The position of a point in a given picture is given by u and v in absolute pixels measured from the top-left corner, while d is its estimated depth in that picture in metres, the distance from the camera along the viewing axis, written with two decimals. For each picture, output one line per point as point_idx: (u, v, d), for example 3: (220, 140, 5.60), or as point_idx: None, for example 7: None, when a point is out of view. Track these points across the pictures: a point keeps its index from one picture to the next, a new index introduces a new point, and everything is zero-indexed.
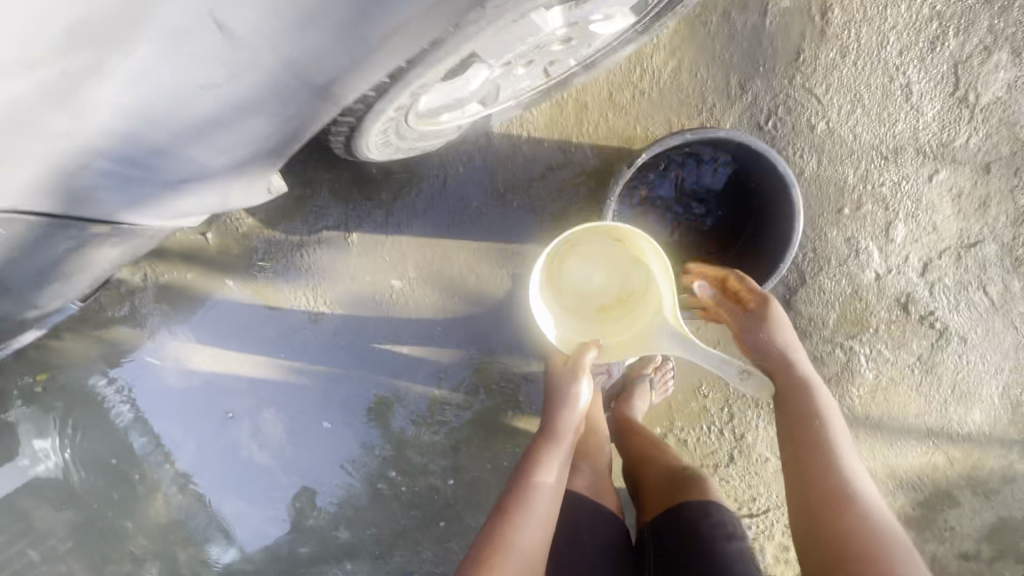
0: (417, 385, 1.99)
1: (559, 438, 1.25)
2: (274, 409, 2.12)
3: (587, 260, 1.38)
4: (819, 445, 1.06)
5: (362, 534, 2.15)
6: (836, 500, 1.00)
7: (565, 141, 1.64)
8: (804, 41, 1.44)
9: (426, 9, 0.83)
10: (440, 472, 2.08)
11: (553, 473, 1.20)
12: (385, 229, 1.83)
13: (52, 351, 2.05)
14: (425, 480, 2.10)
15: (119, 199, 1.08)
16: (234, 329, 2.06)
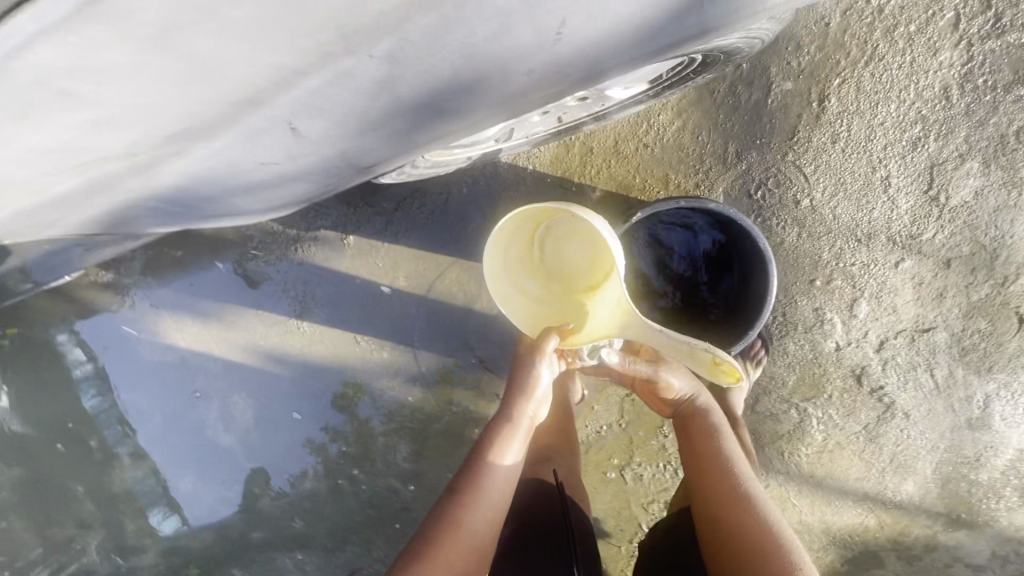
0: (390, 390, 2.03)
1: (517, 424, 1.32)
2: (245, 394, 2.16)
3: (566, 238, 1.28)
4: (725, 468, 1.35)
5: (318, 525, 2.26)
6: (737, 503, 1.27)
7: (567, 179, 1.71)
8: (801, 122, 1.54)
9: (480, 107, 1.03)
10: (402, 476, 2.13)
11: (503, 453, 1.29)
12: (382, 237, 1.87)
13: (33, 309, 2.07)
14: (386, 481, 2.15)
15: (172, 216, 1.34)
16: (215, 311, 2.08)
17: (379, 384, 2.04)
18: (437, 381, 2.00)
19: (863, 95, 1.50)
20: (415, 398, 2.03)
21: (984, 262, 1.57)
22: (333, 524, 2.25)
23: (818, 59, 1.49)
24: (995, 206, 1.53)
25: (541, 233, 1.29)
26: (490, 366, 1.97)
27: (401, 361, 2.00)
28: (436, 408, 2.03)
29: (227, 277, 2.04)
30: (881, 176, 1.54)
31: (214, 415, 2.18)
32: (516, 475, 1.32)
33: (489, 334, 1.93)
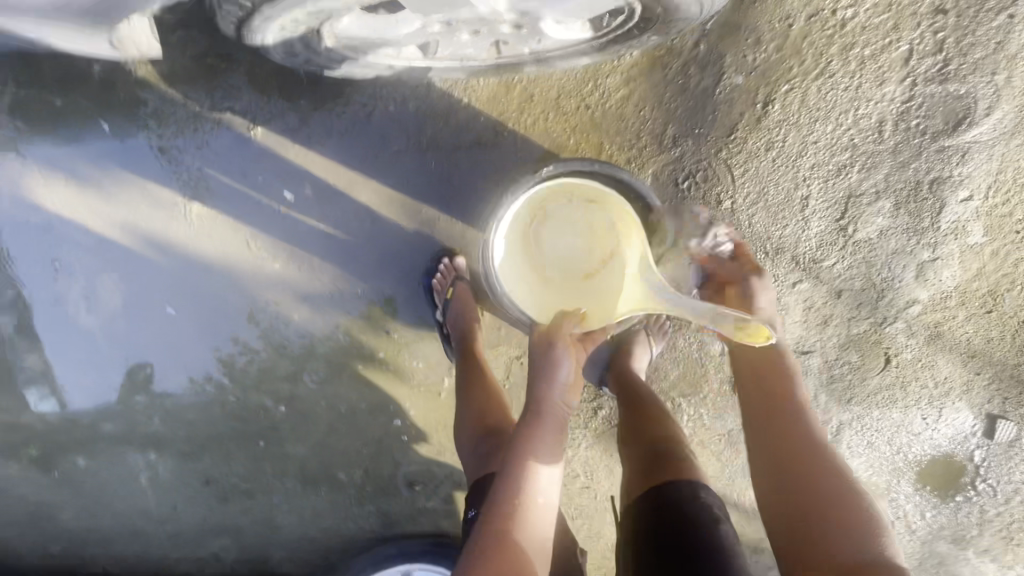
0: (277, 303, 1.91)
1: (541, 419, 1.19)
2: (116, 277, 1.96)
3: (564, 228, 1.44)
4: (809, 443, 1.23)
5: (174, 429, 2.10)
6: (821, 485, 1.16)
7: (500, 122, 1.61)
8: (741, 120, 1.50)
9: None
10: (274, 395, 2.02)
11: (536, 457, 1.19)
12: (295, 137, 1.72)
13: None
14: (256, 397, 2.03)
15: None
16: (96, 178, 1.85)
17: (266, 295, 1.91)
18: (329, 305, 1.89)
19: (805, 108, 1.48)
20: (302, 318, 1.91)
21: (870, 300, 1.63)
22: (193, 431, 2.11)
23: (773, 59, 1.45)
24: (893, 249, 1.57)
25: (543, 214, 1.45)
26: (386, 301, 1.87)
27: (294, 275, 1.87)
28: (322, 332, 1.92)
29: (114, 143, 1.81)
30: (801, 194, 1.55)
31: (77, 292, 1.98)
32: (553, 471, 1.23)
33: (391, 267, 1.83)
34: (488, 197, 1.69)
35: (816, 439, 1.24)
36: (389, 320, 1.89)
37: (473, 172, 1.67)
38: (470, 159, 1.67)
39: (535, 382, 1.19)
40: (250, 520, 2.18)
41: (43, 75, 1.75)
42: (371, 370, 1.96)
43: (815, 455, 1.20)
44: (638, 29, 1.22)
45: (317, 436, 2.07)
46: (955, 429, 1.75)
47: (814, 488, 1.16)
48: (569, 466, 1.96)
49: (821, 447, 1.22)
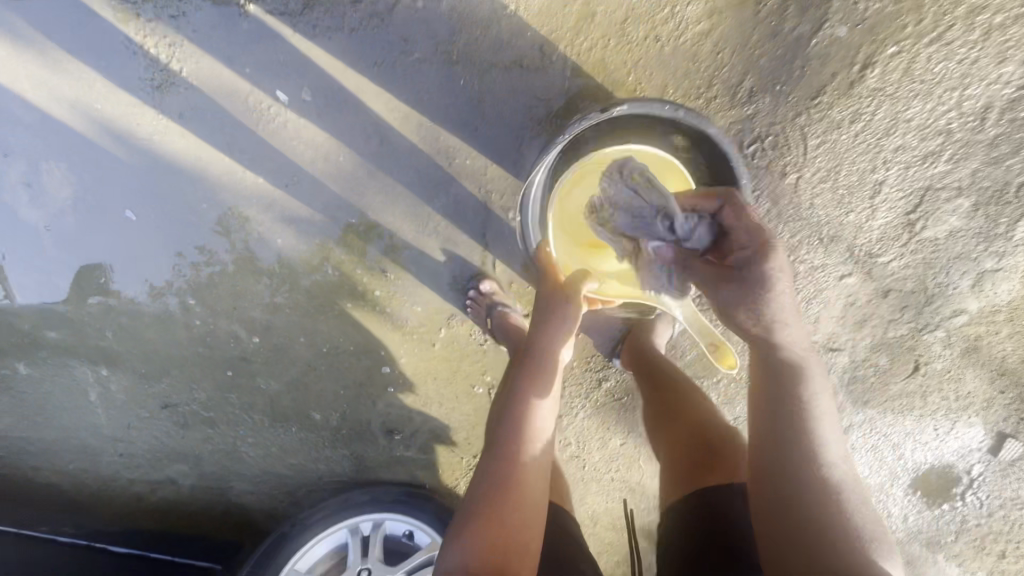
0: (258, 222, 1.66)
1: (547, 365, 1.19)
2: (64, 166, 1.66)
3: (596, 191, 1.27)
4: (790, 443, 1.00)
5: (128, 347, 1.85)
6: (796, 496, 0.96)
7: (549, 42, 1.36)
8: (832, 82, 1.28)
9: None
10: (249, 323, 1.80)
11: (543, 417, 1.13)
12: (301, 22, 1.46)
13: None
14: (227, 324, 1.81)
15: None
16: (49, 44, 1.55)
17: (245, 210, 1.64)
18: (318, 232, 1.64)
19: (908, 79, 1.26)
20: (286, 243, 1.67)
21: (916, 304, 1.50)
22: (150, 352, 1.86)
23: (887, 12, 1.22)
24: (958, 252, 1.43)
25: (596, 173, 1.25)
26: (384, 237, 1.63)
27: (280, 192, 1.61)
28: (308, 261, 1.69)
29: (69, 4, 1.53)
30: (877, 178, 1.36)
31: (17, 177, 1.67)
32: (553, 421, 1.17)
33: (396, 197, 1.58)
34: (521, 132, 1.45)
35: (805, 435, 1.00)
36: (385, 259, 1.66)
37: (507, 98, 1.42)
38: (507, 83, 1.41)
39: (541, 336, 1.22)
40: (210, 449, 1.95)
41: None
42: (361, 309, 1.75)
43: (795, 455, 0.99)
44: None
45: (293, 373, 1.86)
46: (962, 442, 1.70)
47: (793, 497, 0.97)
48: (562, 435, 1.84)
49: (809, 443, 1.00)
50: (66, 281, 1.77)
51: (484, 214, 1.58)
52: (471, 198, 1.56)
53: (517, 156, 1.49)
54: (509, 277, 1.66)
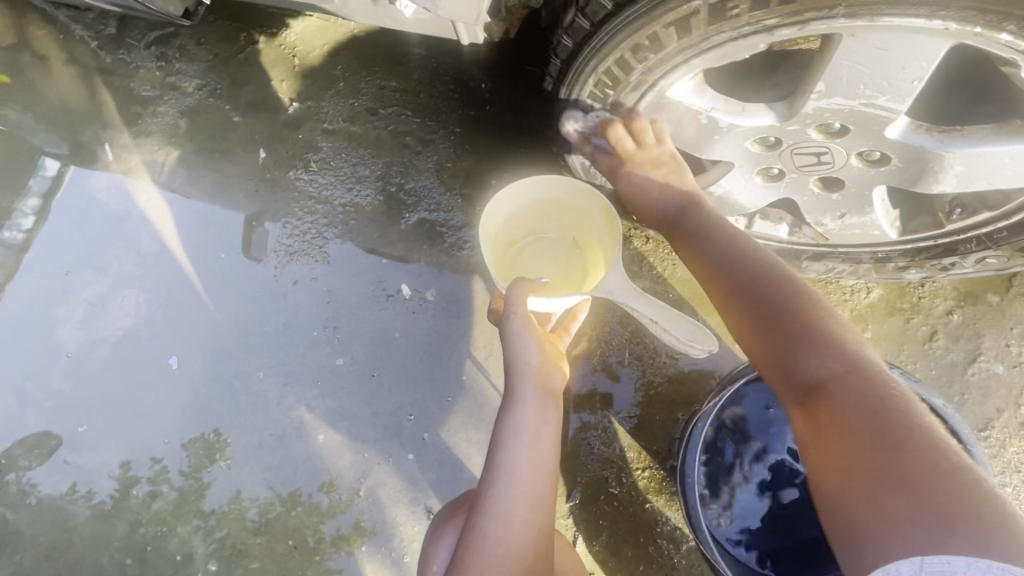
0: (225, 460, 1.46)
1: (518, 395, 0.95)
2: (142, 300, 1.58)
3: (545, 255, 1.24)
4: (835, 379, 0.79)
5: (60, 528, 1.47)
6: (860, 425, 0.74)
7: (691, 309, 1.34)
8: (998, 417, 1.19)
9: None
10: (206, 542, 1.43)
11: (527, 449, 0.92)
12: (446, 233, 1.51)
13: (58, 76, 1.75)
14: (174, 538, 1.44)
15: None
16: (203, 197, 1.64)
17: (303, 391, 1.46)
18: (371, 438, 1.42)
19: None
20: (328, 441, 1.43)
21: None
22: (55, 550, 1.46)
23: None
24: None
25: (516, 248, 1.23)
26: (444, 468, 1.39)
27: (356, 381, 1.45)
28: (340, 474, 1.42)
29: (239, 173, 1.64)
30: None
31: (86, 296, 1.59)
32: (541, 456, 0.92)
33: (479, 420, 1.41)
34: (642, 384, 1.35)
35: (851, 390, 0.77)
36: (437, 494, 1.39)
37: (620, 337, 1.32)
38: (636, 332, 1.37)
39: (511, 361, 0.97)
40: None
41: (235, 91, 1.69)
42: (373, 561, 1.38)
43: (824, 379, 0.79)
44: (982, 241, 0.96)
45: None
46: None
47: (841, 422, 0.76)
48: None
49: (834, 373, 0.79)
50: (67, 426, 1.52)
51: (577, 470, 1.27)
52: (568, 443, 1.28)
53: (638, 410, 1.29)
54: (591, 567, 1.25)
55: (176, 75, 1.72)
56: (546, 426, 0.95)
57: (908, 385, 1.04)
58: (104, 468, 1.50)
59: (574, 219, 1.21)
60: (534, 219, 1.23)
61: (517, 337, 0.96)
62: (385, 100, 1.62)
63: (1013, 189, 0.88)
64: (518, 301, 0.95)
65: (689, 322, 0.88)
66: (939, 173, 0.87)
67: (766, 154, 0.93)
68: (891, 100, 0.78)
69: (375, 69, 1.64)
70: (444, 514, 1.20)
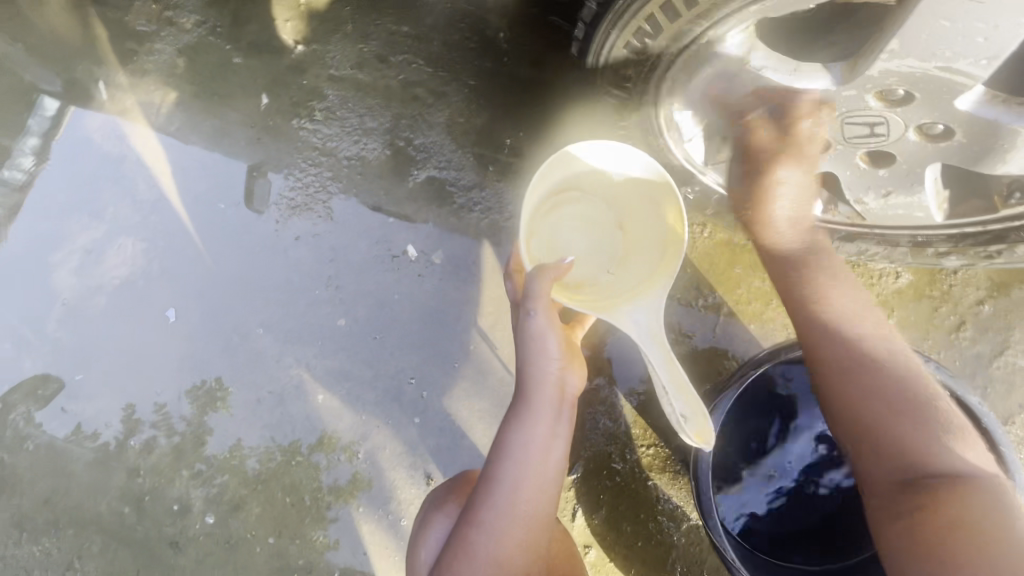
0: (227, 409, 1.44)
1: (528, 399, 0.93)
2: (138, 248, 1.53)
3: (583, 225, 1.06)
4: (863, 408, 0.92)
5: (58, 474, 1.47)
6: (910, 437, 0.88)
7: (708, 284, 1.29)
8: (1020, 413, 1.15)
9: None
10: (204, 494, 1.43)
11: (531, 457, 0.91)
12: (456, 194, 1.44)
13: (49, 5, 1.63)
14: (171, 490, 1.44)
15: None
16: (202, 144, 1.56)
17: (304, 350, 1.42)
18: (372, 401, 1.39)
19: None
20: (327, 402, 1.41)
21: None
22: (53, 494, 1.47)
23: None
24: None
25: (556, 202, 1.05)
26: (444, 434, 1.37)
27: (357, 344, 1.41)
28: (339, 435, 1.40)
29: (240, 120, 1.55)
30: None
31: (81, 243, 1.54)
32: (544, 466, 0.91)
33: (483, 389, 1.38)
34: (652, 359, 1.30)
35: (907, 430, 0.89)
36: (436, 461, 1.37)
37: None
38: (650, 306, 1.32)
39: (525, 361, 0.94)
40: None
41: (236, 30, 1.58)
42: (370, 522, 1.38)
43: (893, 404, 0.90)
44: None
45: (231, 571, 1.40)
46: None
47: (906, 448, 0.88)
48: None
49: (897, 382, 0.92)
50: (63, 373, 1.50)
51: (579, 444, 1.25)
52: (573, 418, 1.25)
53: (646, 387, 1.25)
54: (587, 539, 1.24)
55: (173, 10, 1.60)
56: (557, 441, 0.92)
57: (938, 379, 1.00)
58: (102, 417, 1.48)
59: (630, 198, 1.04)
60: (591, 177, 1.04)
61: (537, 335, 0.92)
62: (396, 46, 1.51)
63: None
64: (538, 294, 0.90)
65: (698, 405, 0.85)
66: (1010, 150, 0.81)
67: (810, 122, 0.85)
68: (973, 63, 0.71)
69: (386, 12, 1.53)
70: (436, 497, 1.19)
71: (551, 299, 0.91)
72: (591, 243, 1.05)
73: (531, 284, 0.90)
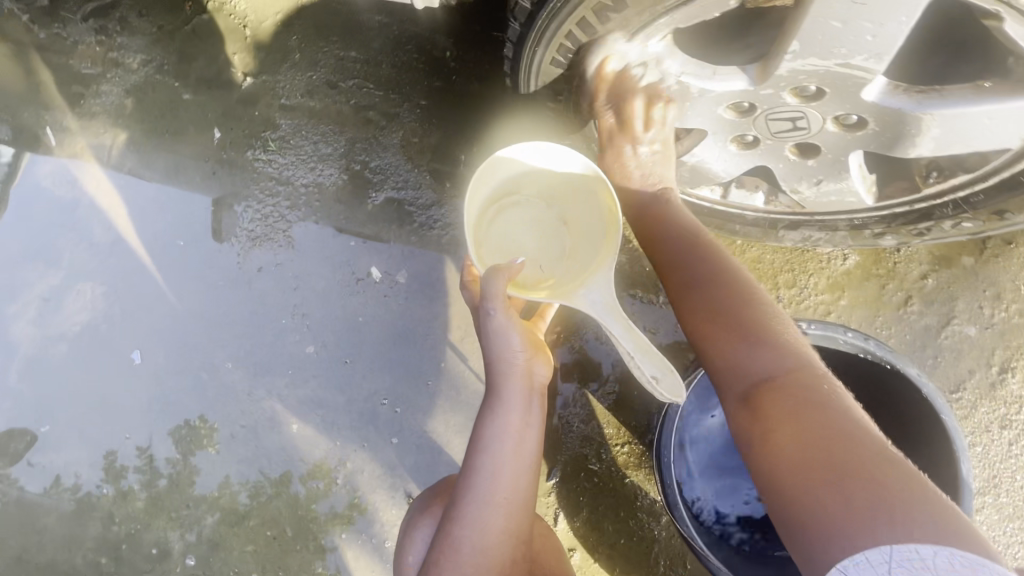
0: (212, 446, 1.42)
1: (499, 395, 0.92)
2: (97, 292, 1.51)
3: (528, 225, 1.05)
4: (745, 368, 0.80)
5: (31, 530, 1.43)
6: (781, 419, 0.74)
7: None
8: (970, 379, 1.20)
9: None
10: (183, 537, 1.40)
11: (506, 451, 0.90)
12: (415, 213, 1.45)
13: None
14: (149, 535, 1.41)
15: None
16: (157, 182, 1.55)
17: (275, 381, 1.42)
18: (346, 425, 1.39)
19: None
20: (302, 431, 1.40)
21: None
22: (26, 552, 1.43)
23: (1014, 322, 1.21)
24: None
25: (497, 209, 1.04)
26: (422, 452, 1.38)
27: (328, 370, 1.41)
28: (317, 463, 1.39)
29: (194, 156, 1.55)
30: None
31: (38, 291, 1.51)
32: (521, 459, 0.91)
33: (457, 404, 1.38)
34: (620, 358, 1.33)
35: (773, 366, 0.78)
36: (416, 479, 1.37)
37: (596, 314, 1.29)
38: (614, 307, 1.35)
39: (493, 357, 0.94)
40: None
41: (183, 66, 1.57)
42: (355, 548, 1.37)
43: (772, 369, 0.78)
44: (957, 206, 0.95)
45: None
46: None
47: (793, 418, 0.73)
48: None
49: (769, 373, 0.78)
50: (28, 426, 1.46)
51: (556, 448, 1.26)
52: (548, 422, 1.27)
53: (616, 386, 1.28)
54: (571, 542, 1.25)
55: (117, 51, 1.59)
56: (528, 430, 0.92)
57: (881, 355, 1.02)
58: (71, 467, 1.45)
59: (570, 194, 1.05)
60: (528, 179, 1.04)
61: (497, 331, 0.92)
62: (345, 71, 1.52)
63: (990, 151, 0.86)
64: (496, 294, 0.89)
65: (665, 364, 0.82)
66: (918, 135, 0.85)
67: (741, 121, 0.90)
68: (867, 59, 0.76)
69: (333, 39, 1.54)
70: (418, 505, 1.19)
71: (509, 298, 0.91)
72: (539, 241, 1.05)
73: (487, 284, 0.90)
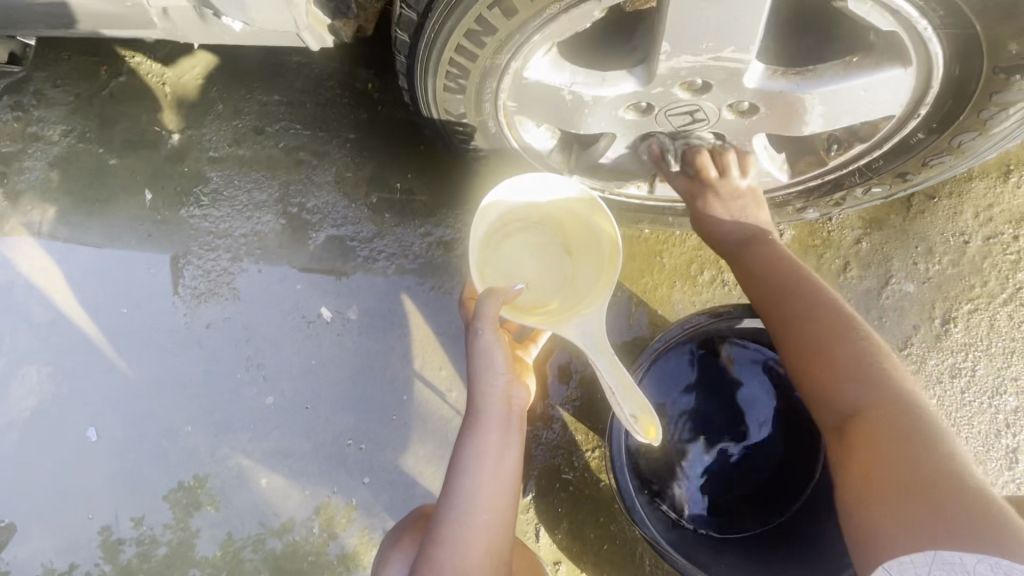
0: (213, 503, 1.37)
1: (481, 415, 0.91)
2: (43, 373, 1.46)
3: (531, 251, 1.02)
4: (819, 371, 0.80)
5: None
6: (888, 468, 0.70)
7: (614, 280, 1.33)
8: (916, 334, 1.23)
9: None
10: None
11: (488, 471, 0.88)
12: (358, 248, 1.44)
13: None
14: None
15: None
16: (92, 251, 1.51)
17: (238, 437, 1.39)
18: (316, 472, 1.36)
19: (995, 335, 1.23)
20: (272, 484, 1.37)
21: None
22: None
23: (948, 273, 1.25)
24: None
25: (500, 233, 1.02)
26: (396, 486, 1.36)
27: (290, 418, 1.38)
28: (291, 514, 1.36)
29: (127, 220, 1.52)
30: (1007, 443, 1.18)
31: None
32: (504, 479, 0.89)
33: (426, 432, 1.37)
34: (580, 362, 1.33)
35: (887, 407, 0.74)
36: (394, 516, 1.35)
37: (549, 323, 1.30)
38: None
39: (476, 378, 0.93)
40: None
41: (105, 131, 1.55)
42: None
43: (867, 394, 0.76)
44: (863, 172, 1.02)
45: None
46: None
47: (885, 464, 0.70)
48: None
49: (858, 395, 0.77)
50: None
51: (527, 462, 1.26)
52: None
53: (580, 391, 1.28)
54: (555, 555, 1.24)
55: (35, 125, 1.56)
56: (510, 450, 0.91)
57: None
58: (36, 558, 1.39)
59: (570, 222, 1.04)
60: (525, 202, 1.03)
61: (484, 351, 0.91)
62: (270, 116, 1.52)
63: (879, 119, 0.92)
64: (489, 314, 0.88)
65: (642, 401, 0.83)
66: (805, 114, 0.91)
67: (643, 118, 0.95)
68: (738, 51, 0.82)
69: (254, 85, 1.53)
70: (393, 535, 1.16)
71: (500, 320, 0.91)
72: (539, 266, 1.01)
73: (482, 304, 0.89)
